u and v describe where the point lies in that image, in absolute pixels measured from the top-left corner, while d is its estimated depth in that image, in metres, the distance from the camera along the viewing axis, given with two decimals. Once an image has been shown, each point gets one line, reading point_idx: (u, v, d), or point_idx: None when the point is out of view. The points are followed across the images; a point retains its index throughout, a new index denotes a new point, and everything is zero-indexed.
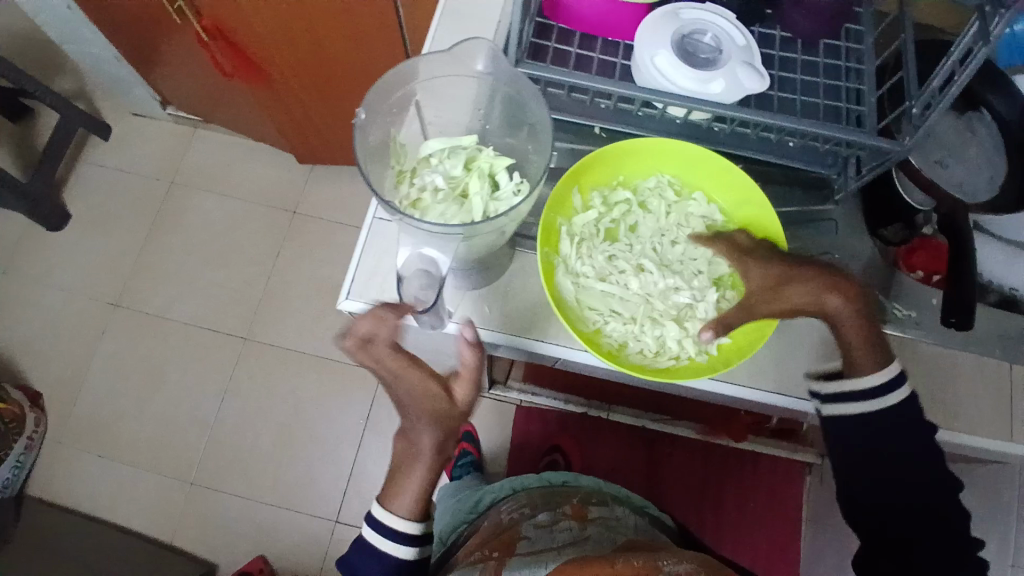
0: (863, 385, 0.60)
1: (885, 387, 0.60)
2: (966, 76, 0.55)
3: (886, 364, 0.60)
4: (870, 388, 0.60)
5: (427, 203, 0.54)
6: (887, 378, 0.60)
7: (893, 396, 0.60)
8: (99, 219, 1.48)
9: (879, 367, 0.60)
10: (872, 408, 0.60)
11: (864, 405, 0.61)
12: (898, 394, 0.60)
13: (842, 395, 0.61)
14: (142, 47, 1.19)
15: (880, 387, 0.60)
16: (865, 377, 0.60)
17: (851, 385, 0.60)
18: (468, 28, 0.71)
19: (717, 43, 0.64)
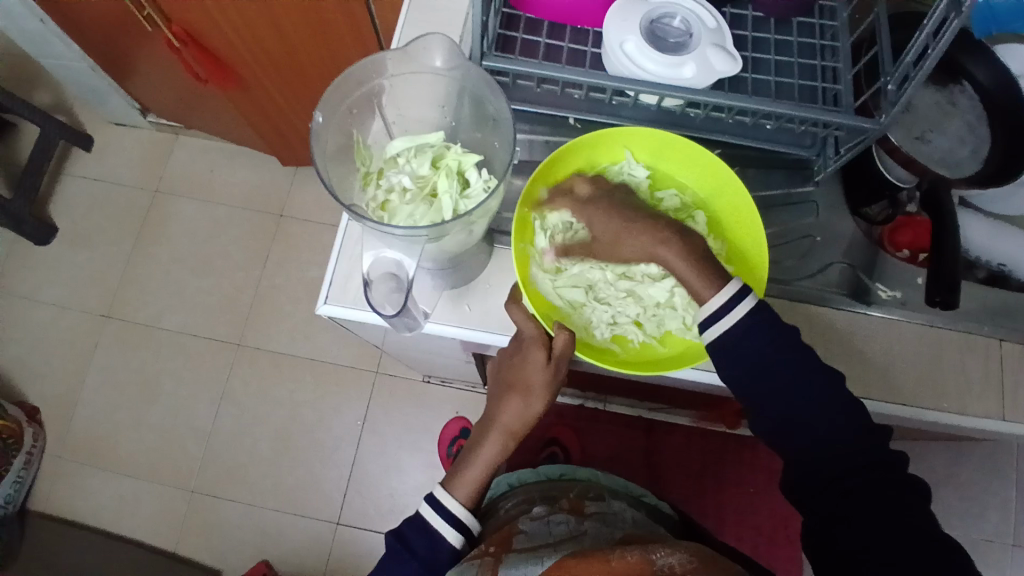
0: (711, 307, 0.55)
1: (728, 303, 0.55)
2: (941, 47, 0.52)
3: (724, 281, 0.56)
4: (717, 307, 0.55)
5: (395, 205, 0.53)
6: (730, 295, 0.55)
7: (739, 311, 0.55)
8: (87, 232, 1.48)
9: (715, 288, 0.55)
10: (737, 320, 0.55)
11: (731, 323, 0.55)
12: (747, 303, 0.55)
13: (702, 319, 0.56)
14: (116, 57, 1.18)
15: (730, 302, 0.55)
16: (705, 303, 0.55)
17: (702, 310, 0.55)
18: (433, 23, 0.70)
19: (687, 26, 0.62)
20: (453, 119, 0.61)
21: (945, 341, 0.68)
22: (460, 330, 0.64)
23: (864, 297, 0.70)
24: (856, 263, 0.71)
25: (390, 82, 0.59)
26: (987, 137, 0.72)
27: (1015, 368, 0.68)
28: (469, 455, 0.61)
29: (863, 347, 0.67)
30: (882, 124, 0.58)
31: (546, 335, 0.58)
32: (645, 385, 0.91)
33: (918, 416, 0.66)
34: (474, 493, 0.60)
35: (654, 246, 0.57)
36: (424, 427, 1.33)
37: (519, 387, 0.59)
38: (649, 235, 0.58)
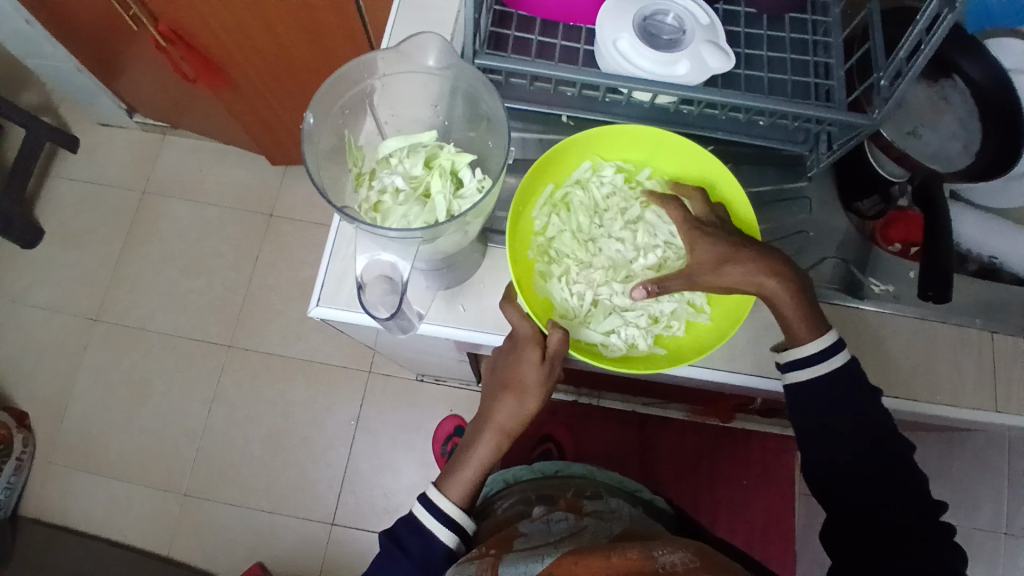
0: (806, 352, 0.58)
1: (828, 351, 0.58)
2: (933, 43, 0.53)
3: (823, 332, 0.58)
4: (815, 353, 0.58)
5: (388, 205, 0.52)
6: (826, 344, 0.58)
7: (835, 360, 0.58)
8: (74, 233, 1.46)
9: (816, 336, 0.58)
10: (826, 371, 0.58)
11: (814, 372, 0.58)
12: (841, 357, 0.58)
13: (796, 364, 0.59)
14: (101, 56, 1.16)
15: (823, 352, 0.58)
16: (803, 346, 0.58)
17: (798, 351, 0.58)
18: (424, 21, 0.70)
19: (680, 23, 0.62)
20: (445, 118, 0.60)
21: (938, 336, 0.68)
22: (455, 331, 0.63)
23: (857, 291, 0.71)
24: (850, 257, 0.72)
25: (382, 81, 0.58)
26: (978, 132, 0.72)
27: (1007, 362, 0.68)
28: (463, 455, 0.61)
29: (857, 342, 0.67)
30: (875, 120, 0.59)
31: (541, 333, 0.57)
32: (639, 381, 0.91)
33: (911, 409, 0.67)
34: (467, 493, 0.60)
35: (756, 277, 0.56)
36: (419, 426, 1.33)
37: (514, 386, 0.59)
38: (737, 264, 0.56)
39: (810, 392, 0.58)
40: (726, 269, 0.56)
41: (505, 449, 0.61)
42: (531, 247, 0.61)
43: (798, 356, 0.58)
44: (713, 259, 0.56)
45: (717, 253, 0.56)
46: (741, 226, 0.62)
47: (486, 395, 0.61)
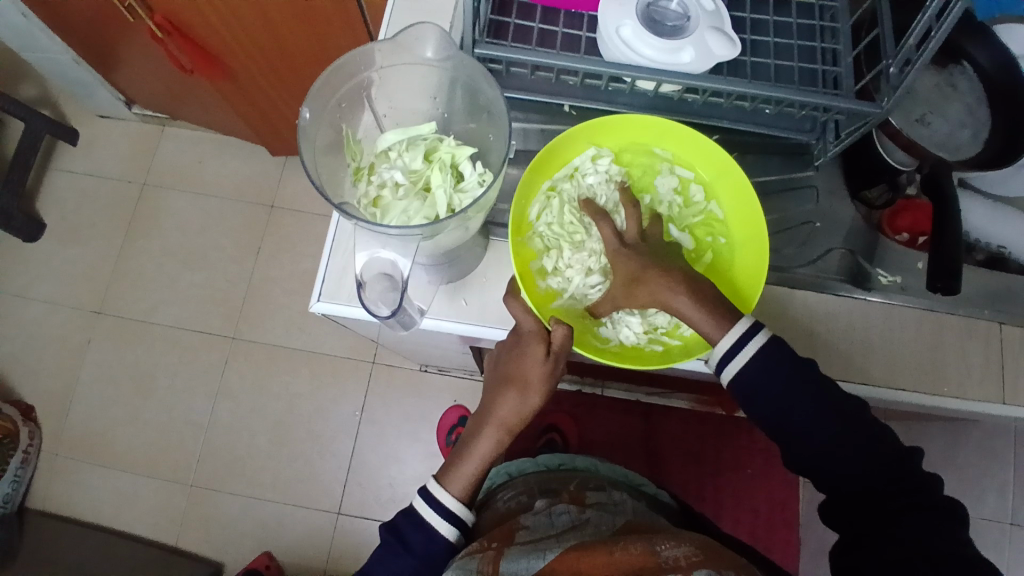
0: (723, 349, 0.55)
1: (739, 344, 0.55)
2: (945, 29, 0.51)
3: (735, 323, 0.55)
4: (730, 347, 0.55)
5: (388, 201, 0.52)
6: (740, 333, 0.55)
7: (750, 349, 0.55)
8: (75, 226, 1.46)
9: (725, 330, 0.55)
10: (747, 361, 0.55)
11: (742, 364, 0.55)
12: (756, 341, 0.55)
13: (719, 360, 0.56)
14: (97, 47, 1.14)
15: (740, 341, 0.55)
16: (719, 346, 0.55)
17: (717, 352, 0.55)
18: (423, 9, 0.68)
19: (684, 9, 0.61)
20: (445, 110, 0.59)
21: (945, 327, 0.67)
22: (457, 325, 0.63)
23: (864, 283, 0.69)
24: (857, 249, 0.71)
25: (380, 72, 0.57)
26: (987, 121, 0.70)
27: (1015, 353, 0.67)
28: (464, 450, 0.60)
29: (864, 334, 0.67)
30: (884, 108, 0.57)
31: (545, 329, 0.57)
32: (642, 371, 0.90)
33: (918, 401, 0.66)
34: (469, 487, 0.59)
35: (659, 290, 0.55)
36: (422, 417, 1.33)
37: (517, 381, 0.58)
38: (650, 276, 0.55)
39: (750, 382, 0.56)
40: (639, 285, 0.55)
41: (508, 443, 0.61)
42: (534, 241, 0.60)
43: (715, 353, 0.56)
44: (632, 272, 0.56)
45: (632, 266, 0.56)
46: (744, 223, 0.61)
47: (488, 388, 0.60)
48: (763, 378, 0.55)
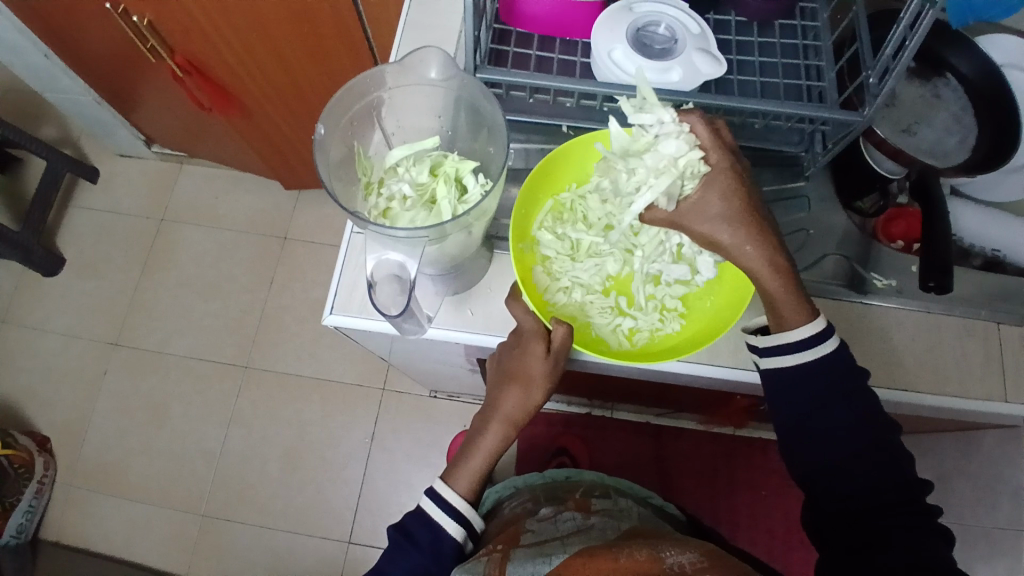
0: (793, 338, 0.57)
1: (808, 342, 0.57)
2: (918, 37, 0.54)
3: (813, 318, 0.58)
4: (802, 340, 0.57)
5: (396, 211, 0.55)
6: (814, 332, 0.57)
7: (823, 348, 0.57)
8: (93, 261, 1.50)
9: (807, 321, 0.57)
10: (809, 358, 0.57)
11: (796, 359, 0.58)
12: (830, 343, 0.57)
13: (779, 345, 0.58)
14: (119, 88, 1.21)
15: (814, 338, 0.57)
16: (788, 332, 0.57)
17: (784, 337, 0.57)
18: (428, 41, 0.73)
19: (672, 32, 0.65)
20: (449, 129, 0.63)
21: (941, 327, 0.69)
22: (463, 334, 0.65)
23: (860, 287, 0.71)
24: (851, 254, 0.73)
25: (389, 94, 0.62)
26: (974, 126, 0.73)
27: (1014, 352, 0.68)
28: (471, 447, 0.62)
29: (863, 335, 0.68)
30: (866, 116, 0.60)
31: (545, 327, 0.59)
32: (649, 389, 0.90)
33: (921, 402, 0.67)
34: (474, 484, 0.61)
35: (742, 243, 0.55)
36: (432, 442, 1.33)
37: (519, 378, 0.60)
38: (734, 226, 0.55)
39: (792, 376, 0.58)
40: (720, 230, 0.56)
41: (512, 441, 0.62)
42: (535, 252, 0.63)
43: (778, 340, 0.58)
44: (718, 214, 0.56)
45: (725, 209, 0.55)
46: None
47: (491, 386, 0.62)
48: (816, 376, 0.57)
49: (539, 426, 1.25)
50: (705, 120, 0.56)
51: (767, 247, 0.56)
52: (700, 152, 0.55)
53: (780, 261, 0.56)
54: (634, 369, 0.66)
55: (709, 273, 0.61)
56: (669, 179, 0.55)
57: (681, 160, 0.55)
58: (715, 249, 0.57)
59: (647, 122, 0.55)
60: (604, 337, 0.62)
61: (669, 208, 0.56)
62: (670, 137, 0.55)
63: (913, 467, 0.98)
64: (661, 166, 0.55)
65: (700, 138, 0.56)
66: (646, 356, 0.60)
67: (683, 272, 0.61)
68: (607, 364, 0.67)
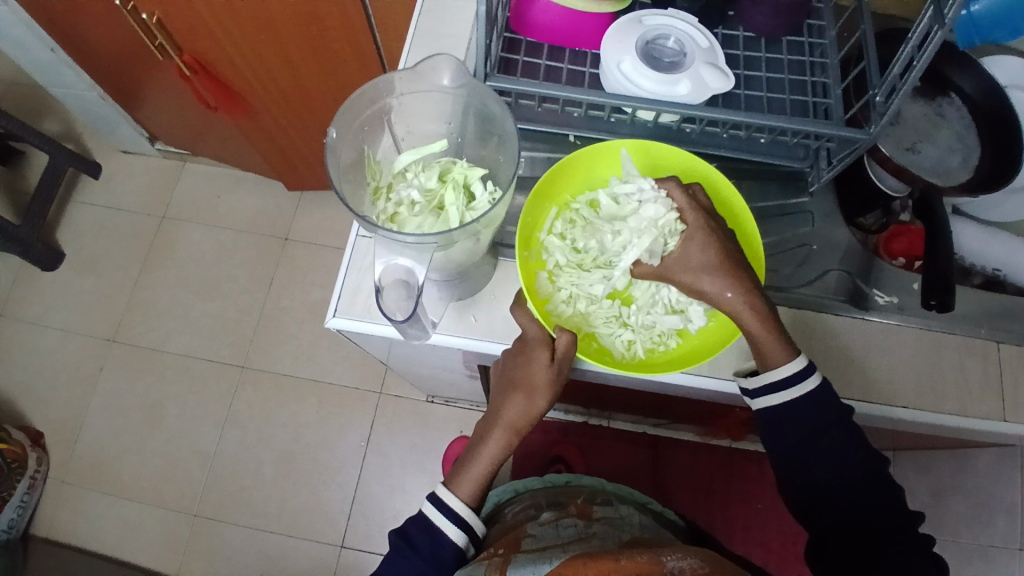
0: (781, 374, 0.57)
1: (793, 379, 0.56)
2: (925, 58, 0.54)
3: (796, 357, 0.57)
4: (782, 380, 0.57)
5: (405, 216, 0.55)
6: (796, 370, 0.56)
7: (807, 385, 0.57)
8: (93, 257, 1.50)
9: (787, 360, 0.57)
10: (790, 399, 0.57)
11: (780, 397, 0.57)
12: (812, 380, 0.57)
13: (762, 386, 0.58)
14: (125, 85, 1.21)
15: (795, 377, 0.57)
16: (774, 370, 0.57)
17: (770, 376, 0.57)
18: (438, 47, 0.73)
19: (681, 46, 0.65)
20: (458, 135, 0.64)
21: (940, 345, 0.69)
22: (466, 341, 0.65)
23: (862, 303, 0.71)
24: (853, 270, 0.72)
25: (399, 99, 0.62)
26: (976, 146, 0.74)
27: (1013, 372, 0.69)
28: (472, 454, 0.61)
29: (864, 351, 0.68)
30: (871, 134, 0.60)
31: (549, 336, 0.59)
32: (647, 399, 0.90)
33: (919, 419, 0.67)
34: (477, 490, 0.61)
35: (724, 291, 0.56)
36: (429, 447, 1.33)
37: (524, 386, 0.59)
38: (716, 275, 0.56)
39: (778, 412, 0.58)
40: (704, 276, 0.56)
41: (515, 448, 0.62)
42: (541, 259, 0.63)
43: (770, 378, 0.57)
44: (700, 264, 0.57)
45: (706, 259, 0.57)
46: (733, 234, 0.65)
47: (496, 391, 0.62)
48: (802, 412, 0.57)
49: (536, 434, 1.24)
50: (680, 184, 0.59)
51: (751, 294, 0.56)
52: (678, 213, 0.58)
53: (762, 307, 0.56)
54: (636, 380, 0.66)
55: (700, 323, 0.61)
56: (649, 235, 0.58)
57: (660, 221, 0.58)
58: (701, 299, 0.57)
59: (628, 191, 0.61)
60: (609, 348, 0.62)
61: (651, 264, 0.58)
62: (649, 202, 0.59)
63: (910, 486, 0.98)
64: (640, 227, 0.59)
65: (677, 200, 0.59)
66: (644, 368, 0.60)
67: (675, 322, 0.61)
68: (608, 374, 0.67)
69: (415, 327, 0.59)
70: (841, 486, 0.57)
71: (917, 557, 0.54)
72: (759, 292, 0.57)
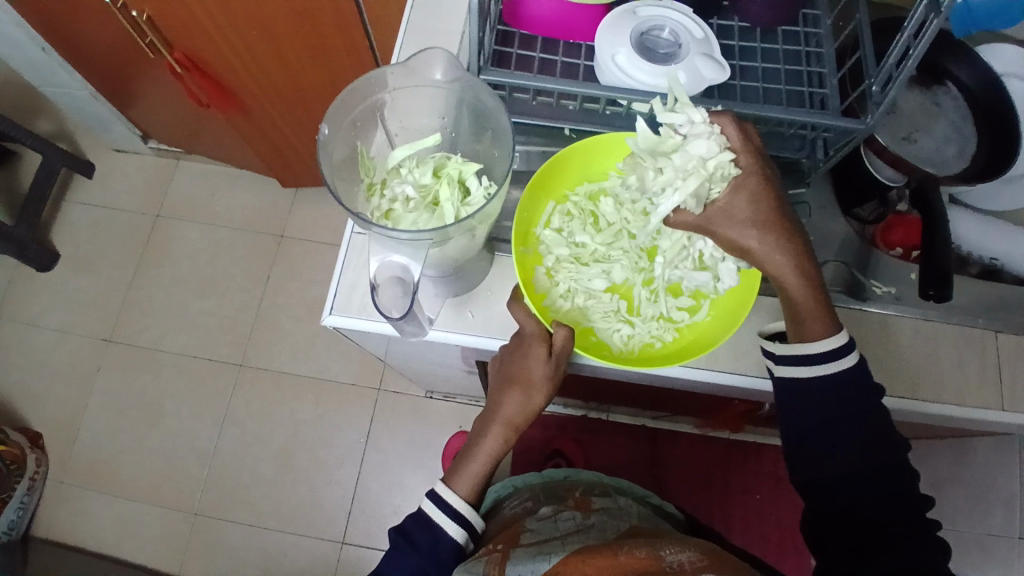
0: (818, 348, 0.57)
1: (829, 355, 0.57)
2: (921, 47, 0.54)
3: (837, 332, 0.57)
4: (826, 351, 0.57)
5: (399, 213, 0.55)
6: (837, 346, 0.57)
7: (846, 361, 0.57)
8: (88, 256, 1.49)
9: (828, 330, 0.57)
10: (824, 374, 0.57)
11: (816, 371, 0.57)
12: (851, 358, 0.57)
13: (798, 355, 0.58)
14: (116, 83, 1.20)
15: (835, 351, 0.57)
16: (812, 341, 0.57)
17: (805, 348, 0.57)
18: (431, 41, 0.73)
19: (675, 37, 0.64)
20: (452, 130, 0.63)
21: (938, 335, 0.69)
22: (463, 337, 0.65)
23: (860, 294, 0.71)
24: (849, 262, 0.73)
25: (392, 94, 0.61)
26: (973, 136, 0.74)
27: (1012, 360, 0.69)
28: (471, 450, 0.61)
29: (862, 342, 0.68)
30: (869, 124, 0.59)
31: (546, 331, 0.59)
32: (647, 391, 0.89)
33: (918, 410, 0.67)
34: (475, 487, 0.61)
35: (771, 250, 0.56)
36: (428, 443, 1.33)
37: (521, 382, 0.59)
38: (761, 230, 0.56)
39: (814, 386, 0.58)
40: (749, 232, 0.56)
41: (513, 443, 0.62)
42: (538, 253, 0.63)
43: (805, 351, 0.57)
44: (746, 217, 0.56)
45: (753, 213, 0.56)
46: None
47: (493, 387, 0.62)
48: (835, 388, 0.57)
49: (535, 428, 1.24)
50: (735, 120, 0.56)
51: (795, 253, 0.57)
52: (731, 154, 0.55)
53: (808, 272, 0.58)
54: (633, 373, 0.66)
55: (731, 281, 0.60)
56: (695, 178, 0.55)
57: (710, 162, 0.55)
58: (745, 254, 0.57)
59: (678, 122, 0.56)
60: (606, 342, 0.62)
61: (696, 211, 0.56)
62: (700, 138, 0.56)
63: None
64: (688, 169, 0.56)
65: (729, 139, 0.56)
66: (641, 362, 0.60)
67: (704, 279, 0.61)
68: (607, 368, 0.66)
69: (413, 324, 0.59)
70: (840, 476, 0.57)
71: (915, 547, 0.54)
72: (805, 249, 0.58)
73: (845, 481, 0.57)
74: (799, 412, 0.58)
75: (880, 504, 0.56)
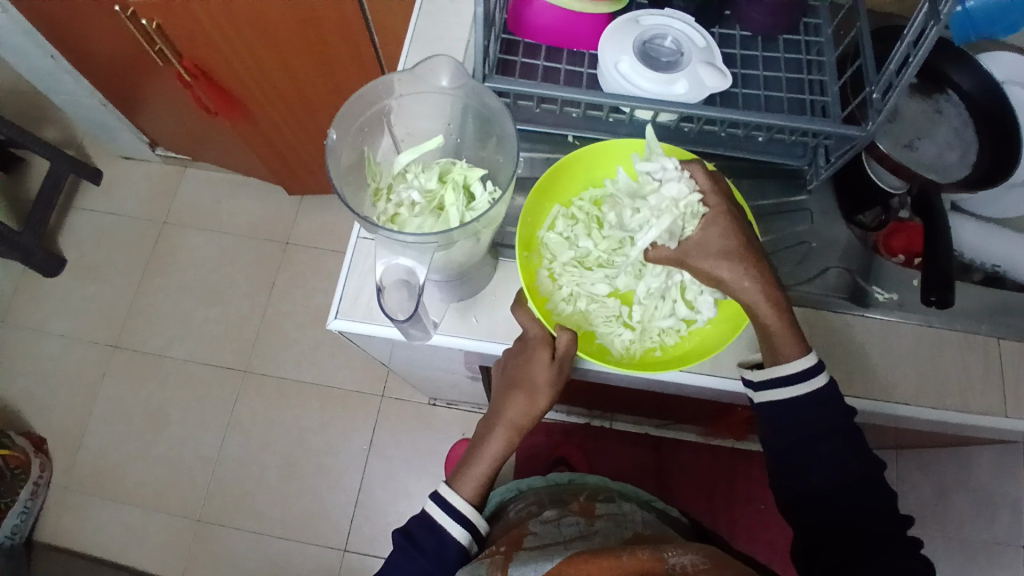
0: (791, 368, 0.57)
1: (807, 373, 0.57)
2: (921, 55, 0.54)
3: (805, 353, 0.58)
4: (794, 373, 0.57)
5: (405, 217, 0.55)
6: (809, 366, 0.57)
7: (818, 380, 0.57)
8: (93, 263, 1.50)
9: (792, 358, 0.57)
10: (799, 394, 0.57)
11: (786, 392, 0.58)
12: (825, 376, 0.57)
13: (769, 379, 0.58)
14: (126, 91, 1.21)
15: (808, 372, 0.57)
16: (782, 364, 0.57)
17: (780, 369, 0.57)
18: (437, 50, 0.74)
19: (677, 46, 0.65)
20: (457, 136, 0.64)
21: (940, 341, 0.69)
22: (466, 341, 0.65)
23: (862, 300, 0.71)
24: (852, 268, 0.73)
25: (399, 101, 0.62)
26: (974, 143, 0.75)
27: (1014, 365, 0.69)
28: (476, 451, 0.62)
29: (866, 347, 0.68)
30: (869, 131, 0.60)
31: (550, 335, 0.59)
32: (651, 398, 0.89)
33: (921, 415, 0.67)
34: (479, 489, 0.61)
35: (742, 278, 0.57)
36: (432, 449, 1.33)
37: (524, 384, 0.59)
38: (733, 262, 0.57)
39: (784, 406, 0.58)
40: (722, 263, 0.57)
41: (516, 447, 0.62)
42: (541, 258, 0.63)
43: (777, 372, 0.58)
44: (718, 250, 0.57)
45: (725, 246, 0.57)
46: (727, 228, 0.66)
47: (497, 389, 0.62)
48: (816, 407, 0.57)
49: (538, 436, 1.24)
50: (704, 167, 0.58)
51: (764, 283, 0.57)
52: (700, 194, 0.57)
53: (776, 297, 0.58)
54: (635, 378, 0.67)
55: (710, 313, 0.61)
56: (664, 217, 0.58)
57: (682, 202, 0.58)
58: (718, 285, 0.58)
59: (651, 169, 0.59)
60: (608, 347, 0.62)
61: (670, 246, 0.58)
62: (672, 180, 0.58)
63: (913, 483, 0.98)
64: (656, 216, 0.58)
65: (699, 182, 0.58)
66: (642, 368, 0.60)
67: (685, 313, 0.61)
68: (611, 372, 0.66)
69: (417, 325, 0.59)
70: (841, 482, 0.57)
71: (909, 558, 0.54)
72: (775, 276, 0.58)
73: (849, 487, 0.57)
74: (777, 433, 0.59)
75: (876, 511, 0.57)
